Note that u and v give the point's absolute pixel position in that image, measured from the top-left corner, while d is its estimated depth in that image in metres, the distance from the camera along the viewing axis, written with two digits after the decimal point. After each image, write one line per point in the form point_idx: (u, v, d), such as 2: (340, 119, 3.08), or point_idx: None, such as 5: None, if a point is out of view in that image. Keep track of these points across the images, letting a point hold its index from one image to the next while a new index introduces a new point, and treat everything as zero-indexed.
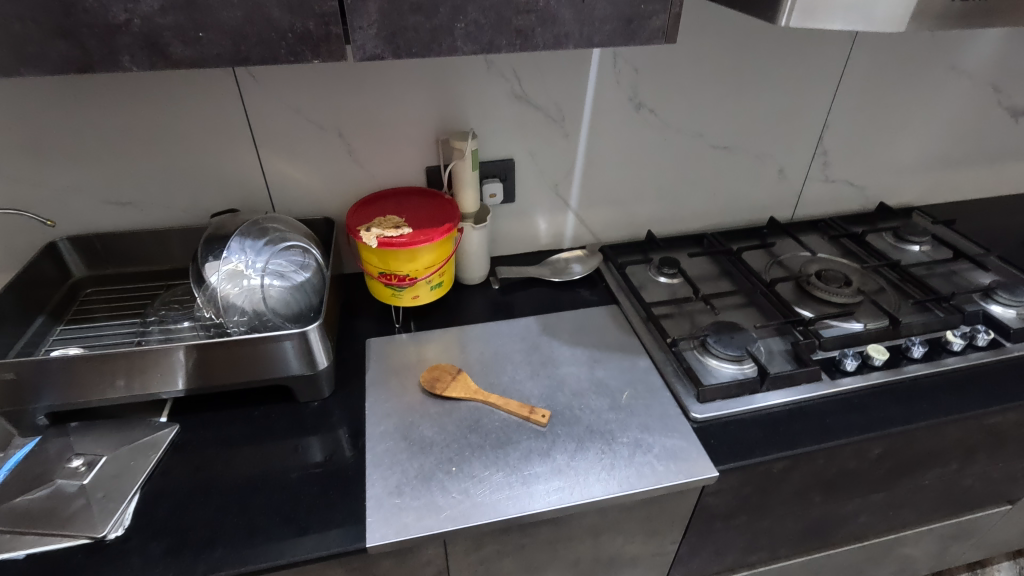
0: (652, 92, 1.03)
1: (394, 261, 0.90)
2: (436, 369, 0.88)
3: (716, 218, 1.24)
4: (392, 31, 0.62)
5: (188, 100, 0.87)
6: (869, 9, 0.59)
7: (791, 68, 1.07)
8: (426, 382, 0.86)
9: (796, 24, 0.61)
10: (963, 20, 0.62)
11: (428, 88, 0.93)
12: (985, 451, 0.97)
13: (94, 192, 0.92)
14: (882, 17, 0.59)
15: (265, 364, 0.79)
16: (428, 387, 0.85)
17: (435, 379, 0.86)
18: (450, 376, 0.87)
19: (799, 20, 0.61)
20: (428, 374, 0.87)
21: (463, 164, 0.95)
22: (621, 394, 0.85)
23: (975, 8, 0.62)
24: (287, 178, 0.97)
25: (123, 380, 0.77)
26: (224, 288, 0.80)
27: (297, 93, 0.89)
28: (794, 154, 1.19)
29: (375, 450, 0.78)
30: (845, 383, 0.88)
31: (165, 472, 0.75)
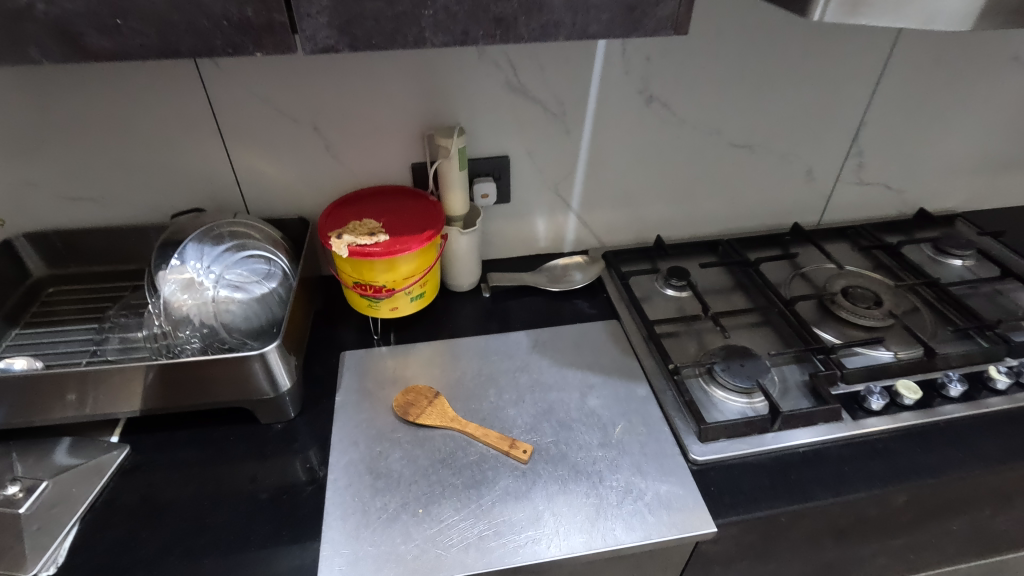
0: (665, 84, 0.92)
1: (369, 270, 0.81)
2: (412, 393, 0.81)
3: (733, 223, 1.13)
4: (346, 19, 0.52)
5: (145, 89, 0.79)
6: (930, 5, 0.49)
7: (826, 58, 0.95)
8: (400, 407, 0.79)
9: (833, 19, 0.51)
10: None
11: (413, 77, 0.84)
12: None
13: (50, 187, 0.85)
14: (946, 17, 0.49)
15: (221, 387, 0.72)
16: (401, 413, 0.78)
17: (409, 404, 0.79)
18: (426, 401, 0.79)
19: (836, 14, 0.50)
20: (402, 399, 0.80)
21: (448, 163, 0.85)
22: (613, 428, 0.77)
23: None
24: (259, 175, 0.89)
25: (73, 396, 0.71)
26: (175, 299, 0.73)
27: (265, 81, 0.80)
28: (824, 153, 1.06)
29: (337, 484, 0.71)
30: (869, 424, 0.78)
31: (110, 501, 0.69)
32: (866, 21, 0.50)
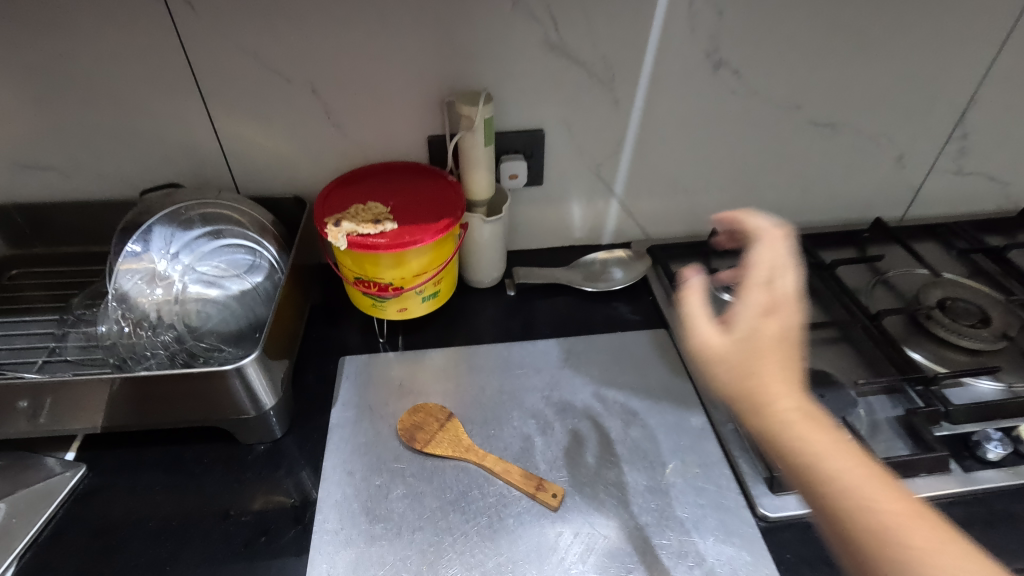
0: (739, 46, 0.75)
1: (374, 266, 0.68)
2: (421, 413, 0.68)
3: (802, 216, 0.96)
4: None
5: (108, 38, 0.65)
6: None
7: (940, 18, 0.77)
8: (405, 432, 0.66)
9: None
10: None
11: (431, 30, 0.68)
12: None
13: (7, 154, 0.72)
14: None
15: (192, 404, 0.60)
16: (406, 439, 0.65)
17: (416, 428, 0.66)
18: (438, 424, 0.67)
19: None
20: (410, 420, 0.67)
21: (472, 137, 0.70)
22: (662, 469, 0.63)
23: None
24: (248, 147, 0.75)
25: (27, 402, 0.59)
26: (136, 294, 0.61)
27: (252, 32, 0.66)
28: (921, 136, 0.89)
29: (325, 526, 0.59)
30: (984, 478, 0.62)
31: (56, 536, 0.58)
32: None
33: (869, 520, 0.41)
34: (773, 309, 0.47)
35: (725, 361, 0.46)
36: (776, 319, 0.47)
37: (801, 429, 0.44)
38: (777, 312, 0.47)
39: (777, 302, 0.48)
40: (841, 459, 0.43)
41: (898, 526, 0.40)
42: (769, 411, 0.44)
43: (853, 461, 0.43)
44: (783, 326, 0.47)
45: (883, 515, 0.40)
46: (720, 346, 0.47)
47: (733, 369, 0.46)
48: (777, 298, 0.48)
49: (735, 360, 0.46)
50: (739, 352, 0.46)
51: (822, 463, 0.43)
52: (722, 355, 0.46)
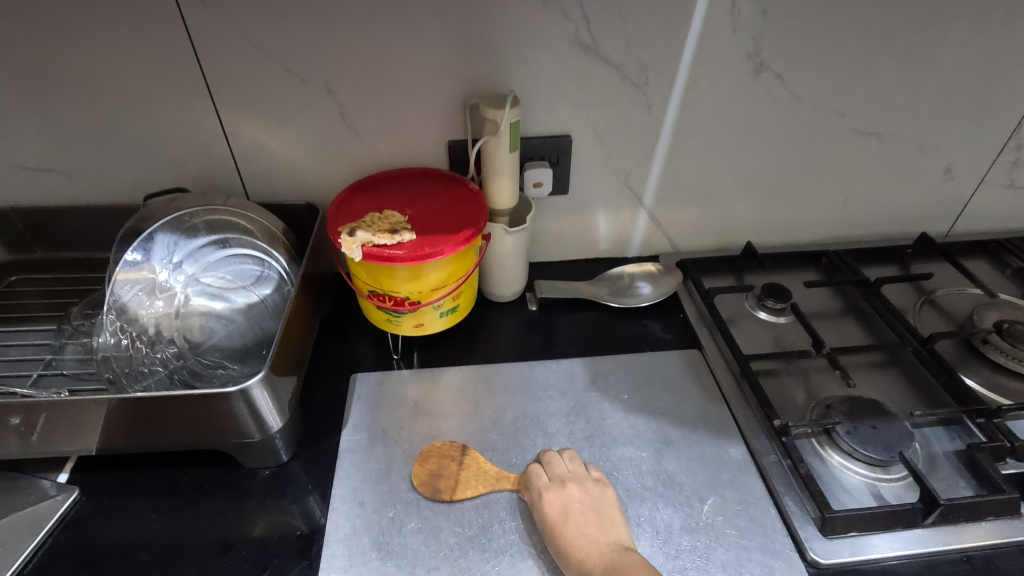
0: (783, 48, 0.71)
1: (389, 279, 0.63)
2: (433, 456, 0.61)
3: (841, 230, 0.91)
4: None
5: (114, 34, 0.61)
6: None
7: (1000, 19, 0.71)
8: (423, 484, 0.59)
9: None
10: None
11: (456, 28, 0.64)
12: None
13: (7, 155, 0.69)
14: None
15: (193, 427, 0.55)
16: (428, 492, 0.59)
17: (434, 475, 0.60)
18: (455, 463, 0.61)
19: None
20: (425, 469, 0.60)
21: (496, 142, 0.66)
22: (699, 506, 0.58)
23: None
24: (259, 150, 0.71)
25: (18, 419, 0.55)
26: (137, 306, 0.57)
27: (266, 28, 0.62)
28: (972, 146, 0.83)
29: (333, 562, 0.54)
30: None
31: (43, 565, 0.54)
32: None
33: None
34: (564, 485, 0.57)
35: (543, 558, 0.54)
36: (567, 492, 0.56)
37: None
38: (569, 484, 0.57)
39: (566, 480, 0.57)
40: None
41: None
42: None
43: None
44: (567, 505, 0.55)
45: None
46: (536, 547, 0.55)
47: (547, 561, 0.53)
48: (566, 478, 0.57)
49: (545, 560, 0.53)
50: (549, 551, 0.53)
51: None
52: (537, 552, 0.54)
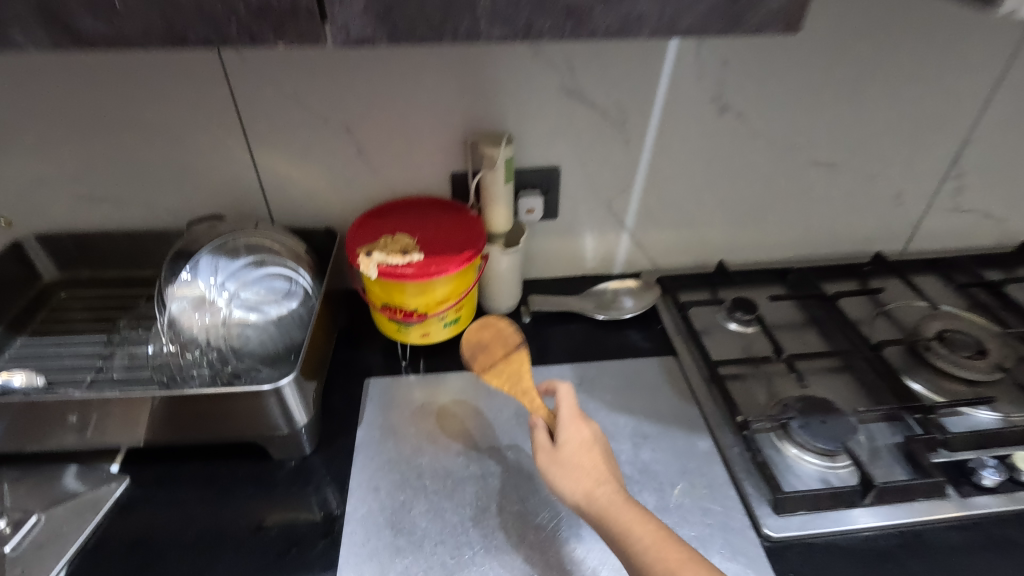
0: (743, 92, 0.81)
1: (400, 293, 0.72)
2: (490, 329, 0.71)
3: (805, 249, 1.00)
4: (387, 6, 0.43)
5: (164, 84, 0.71)
6: None
7: (931, 67, 0.82)
8: (467, 347, 0.70)
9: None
10: None
11: (458, 78, 0.74)
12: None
13: (63, 187, 0.78)
14: None
15: (231, 422, 0.64)
16: (467, 351, 0.69)
17: (478, 346, 0.70)
18: (501, 352, 0.69)
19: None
20: (481, 333, 0.71)
21: (493, 175, 0.76)
22: (670, 490, 0.67)
23: None
24: (285, 181, 0.81)
25: (75, 417, 0.63)
26: (185, 318, 0.66)
27: (295, 79, 0.72)
28: (918, 175, 0.93)
29: (352, 538, 0.62)
30: (981, 504, 0.65)
31: (101, 542, 0.62)
32: None
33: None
34: (589, 420, 0.64)
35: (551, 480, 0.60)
36: (591, 426, 0.64)
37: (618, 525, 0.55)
38: (592, 422, 0.64)
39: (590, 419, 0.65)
40: (656, 544, 0.53)
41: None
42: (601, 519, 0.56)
43: (661, 546, 0.52)
44: (591, 444, 0.61)
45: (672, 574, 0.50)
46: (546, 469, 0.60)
47: (561, 481, 0.59)
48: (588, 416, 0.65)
49: (562, 482, 0.59)
50: (569, 477, 0.59)
51: (643, 562, 0.52)
52: (551, 472, 0.60)
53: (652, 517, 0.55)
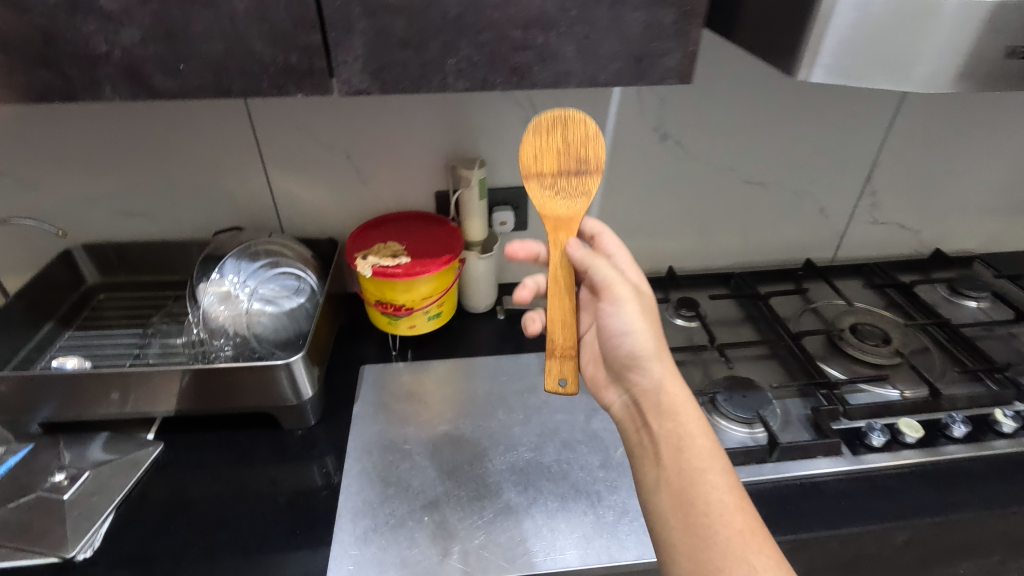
0: (679, 123, 0.97)
1: (390, 290, 0.87)
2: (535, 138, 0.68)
3: (746, 257, 1.15)
4: (378, 66, 0.58)
5: (197, 119, 0.86)
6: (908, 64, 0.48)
7: (837, 103, 0.98)
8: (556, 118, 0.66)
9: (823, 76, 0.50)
10: None
11: (440, 113, 0.90)
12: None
13: (109, 203, 0.93)
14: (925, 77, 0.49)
15: (249, 393, 0.78)
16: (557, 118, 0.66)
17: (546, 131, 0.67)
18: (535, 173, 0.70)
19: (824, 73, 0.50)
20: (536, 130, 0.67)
21: (469, 193, 0.91)
22: (615, 451, 0.81)
23: None
24: (295, 199, 0.95)
25: (116, 394, 0.78)
26: (213, 310, 0.79)
27: (305, 115, 0.87)
28: (837, 192, 1.09)
29: (349, 489, 0.76)
30: (870, 461, 0.78)
31: (142, 493, 0.76)
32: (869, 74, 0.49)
33: (727, 508, 0.56)
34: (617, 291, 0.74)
35: (619, 305, 0.65)
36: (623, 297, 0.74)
37: (680, 418, 0.62)
38: None
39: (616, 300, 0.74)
40: (713, 454, 0.60)
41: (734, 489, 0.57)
42: (662, 392, 0.63)
43: (714, 462, 0.59)
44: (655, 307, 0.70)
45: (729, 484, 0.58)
46: (609, 286, 0.65)
47: (631, 312, 0.65)
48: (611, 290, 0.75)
49: (636, 317, 0.65)
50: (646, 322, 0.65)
51: (690, 463, 0.59)
52: (622, 297, 0.65)
53: (706, 423, 0.63)
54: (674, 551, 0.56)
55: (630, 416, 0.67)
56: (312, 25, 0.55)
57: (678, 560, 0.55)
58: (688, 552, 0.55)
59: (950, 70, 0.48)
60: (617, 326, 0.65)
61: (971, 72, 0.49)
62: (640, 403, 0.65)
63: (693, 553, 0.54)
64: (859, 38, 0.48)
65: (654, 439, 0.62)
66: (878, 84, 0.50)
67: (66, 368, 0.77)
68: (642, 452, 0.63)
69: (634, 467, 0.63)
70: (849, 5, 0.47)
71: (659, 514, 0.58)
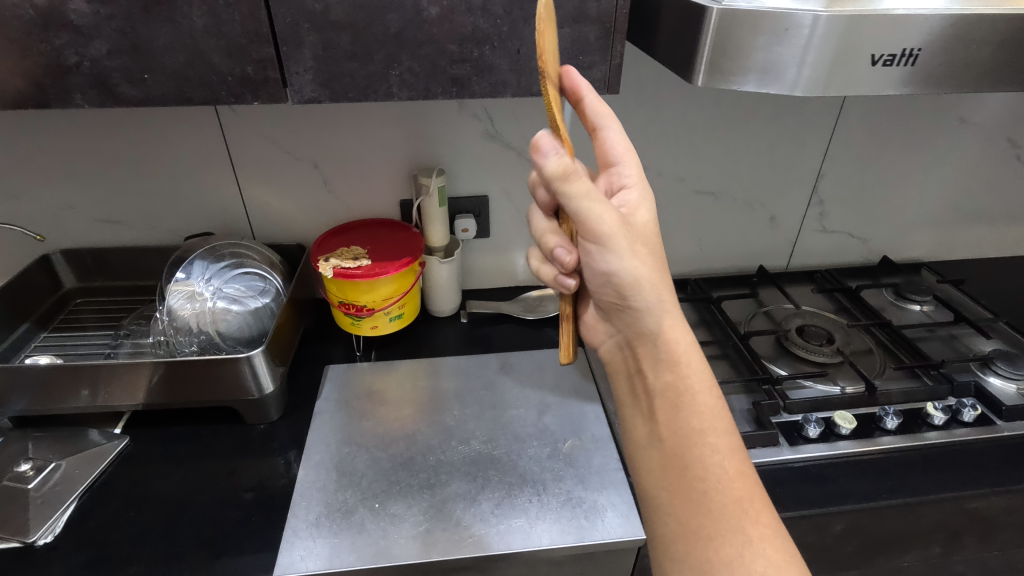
0: (630, 136, 1.03)
1: (353, 291, 0.91)
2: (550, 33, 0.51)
3: (703, 264, 1.20)
4: (327, 77, 0.63)
5: (172, 130, 0.92)
6: (779, 70, 0.54)
7: (779, 117, 1.04)
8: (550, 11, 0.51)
9: (707, 81, 0.57)
10: (915, 84, 0.56)
11: (402, 126, 0.96)
12: (990, 542, 0.85)
13: (87, 210, 0.98)
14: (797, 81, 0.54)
15: (212, 388, 0.81)
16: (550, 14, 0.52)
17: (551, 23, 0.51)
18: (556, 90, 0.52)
19: (708, 79, 0.56)
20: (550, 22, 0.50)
21: (429, 200, 0.96)
22: (564, 443, 0.84)
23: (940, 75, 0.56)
24: (265, 206, 1.00)
25: (86, 391, 0.81)
26: (179, 308, 0.84)
27: (273, 126, 0.93)
28: (786, 201, 1.14)
29: (306, 478, 0.79)
30: (805, 450, 0.82)
31: (105, 484, 0.79)
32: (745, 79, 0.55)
33: (725, 473, 0.57)
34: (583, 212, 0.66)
35: (604, 245, 0.56)
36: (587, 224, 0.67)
37: (681, 369, 0.60)
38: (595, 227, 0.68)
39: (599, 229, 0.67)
40: (715, 412, 0.60)
41: (734, 450, 0.58)
42: (659, 339, 0.61)
43: (715, 423, 0.59)
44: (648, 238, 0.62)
45: (729, 444, 0.58)
46: (591, 220, 0.55)
47: (620, 251, 0.56)
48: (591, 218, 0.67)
49: (626, 257, 0.57)
50: (638, 262, 0.58)
51: (688, 422, 0.59)
52: (609, 236, 0.56)
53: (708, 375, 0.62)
54: (664, 511, 0.59)
55: (623, 356, 0.65)
56: (265, 40, 0.61)
57: (666, 520, 0.58)
58: (679, 515, 0.58)
59: (820, 74, 0.54)
60: (602, 266, 0.58)
61: (840, 76, 0.54)
62: (636, 347, 0.62)
63: (683, 516, 0.57)
64: (735, 47, 0.54)
65: (651, 391, 0.62)
66: (755, 87, 0.56)
67: (37, 364, 0.81)
68: (636, 402, 0.64)
69: (626, 415, 0.65)
70: (723, 20, 0.53)
71: (650, 469, 0.61)
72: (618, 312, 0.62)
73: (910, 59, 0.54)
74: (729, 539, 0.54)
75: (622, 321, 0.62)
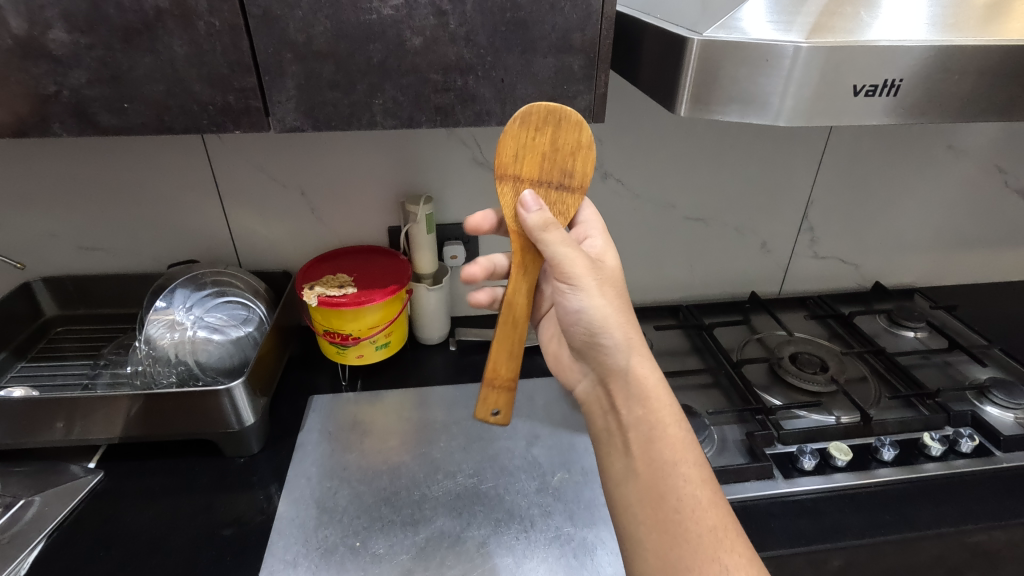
0: (619, 162, 1.02)
1: (338, 320, 0.90)
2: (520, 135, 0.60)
3: (695, 290, 1.19)
4: (311, 105, 0.63)
5: (157, 157, 0.91)
6: (761, 99, 0.54)
7: (767, 144, 1.04)
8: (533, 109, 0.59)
9: (690, 110, 0.56)
10: (900, 112, 0.56)
11: (390, 153, 0.95)
12: None
13: (70, 238, 0.97)
14: (781, 111, 0.54)
15: (190, 420, 0.79)
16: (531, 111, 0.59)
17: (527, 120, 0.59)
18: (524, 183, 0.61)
19: (691, 109, 0.56)
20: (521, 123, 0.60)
21: (417, 228, 0.95)
22: (552, 476, 0.82)
23: (924, 103, 0.56)
24: (252, 234, 0.99)
25: (60, 423, 0.79)
26: (158, 337, 0.82)
27: (260, 154, 0.92)
28: (777, 227, 1.14)
29: (284, 515, 0.76)
30: (800, 483, 0.80)
31: (76, 521, 0.76)
32: (729, 108, 0.55)
33: (700, 503, 0.56)
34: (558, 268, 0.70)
35: (575, 287, 0.59)
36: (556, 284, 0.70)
37: (651, 404, 0.60)
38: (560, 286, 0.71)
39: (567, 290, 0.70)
40: (685, 443, 0.59)
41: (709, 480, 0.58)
42: (630, 375, 0.61)
43: (687, 453, 0.59)
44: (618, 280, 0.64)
45: (702, 473, 0.58)
46: (562, 264, 0.58)
47: (588, 292, 0.59)
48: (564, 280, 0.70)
49: (594, 295, 0.59)
50: (606, 300, 0.60)
51: (661, 454, 0.58)
52: (579, 279, 0.59)
53: (677, 408, 0.62)
54: (641, 545, 0.57)
55: (597, 395, 0.66)
56: (247, 69, 0.60)
57: (645, 555, 0.56)
58: (656, 548, 0.56)
59: (804, 104, 0.54)
60: (573, 305, 0.60)
61: (823, 106, 0.54)
62: (609, 384, 0.62)
63: (660, 548, 0.55)
64: (718, 77, 0.54)
65: (625, 425, 0.61)
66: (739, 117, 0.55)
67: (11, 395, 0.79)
68: (611, 437, 0.63)
69: (603, 452, 0.63)
70: (704, 51, 0.53)
71: (626, 505, 0.59)
72: (591, 350, 0.63)
73: (892, 89, 0.54)
74: (706, 570, 0.53)
75: (594, 361, 0.63)
